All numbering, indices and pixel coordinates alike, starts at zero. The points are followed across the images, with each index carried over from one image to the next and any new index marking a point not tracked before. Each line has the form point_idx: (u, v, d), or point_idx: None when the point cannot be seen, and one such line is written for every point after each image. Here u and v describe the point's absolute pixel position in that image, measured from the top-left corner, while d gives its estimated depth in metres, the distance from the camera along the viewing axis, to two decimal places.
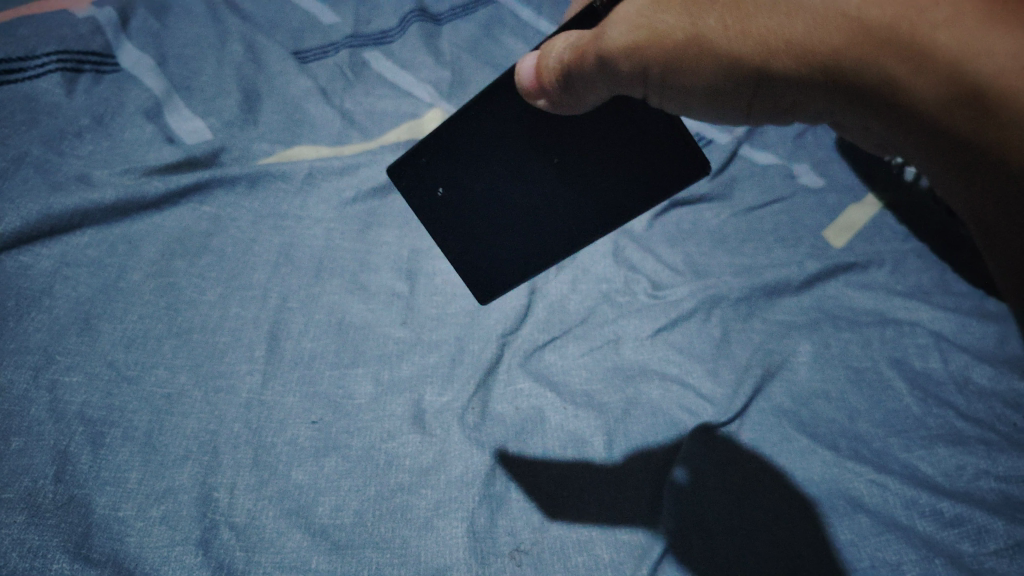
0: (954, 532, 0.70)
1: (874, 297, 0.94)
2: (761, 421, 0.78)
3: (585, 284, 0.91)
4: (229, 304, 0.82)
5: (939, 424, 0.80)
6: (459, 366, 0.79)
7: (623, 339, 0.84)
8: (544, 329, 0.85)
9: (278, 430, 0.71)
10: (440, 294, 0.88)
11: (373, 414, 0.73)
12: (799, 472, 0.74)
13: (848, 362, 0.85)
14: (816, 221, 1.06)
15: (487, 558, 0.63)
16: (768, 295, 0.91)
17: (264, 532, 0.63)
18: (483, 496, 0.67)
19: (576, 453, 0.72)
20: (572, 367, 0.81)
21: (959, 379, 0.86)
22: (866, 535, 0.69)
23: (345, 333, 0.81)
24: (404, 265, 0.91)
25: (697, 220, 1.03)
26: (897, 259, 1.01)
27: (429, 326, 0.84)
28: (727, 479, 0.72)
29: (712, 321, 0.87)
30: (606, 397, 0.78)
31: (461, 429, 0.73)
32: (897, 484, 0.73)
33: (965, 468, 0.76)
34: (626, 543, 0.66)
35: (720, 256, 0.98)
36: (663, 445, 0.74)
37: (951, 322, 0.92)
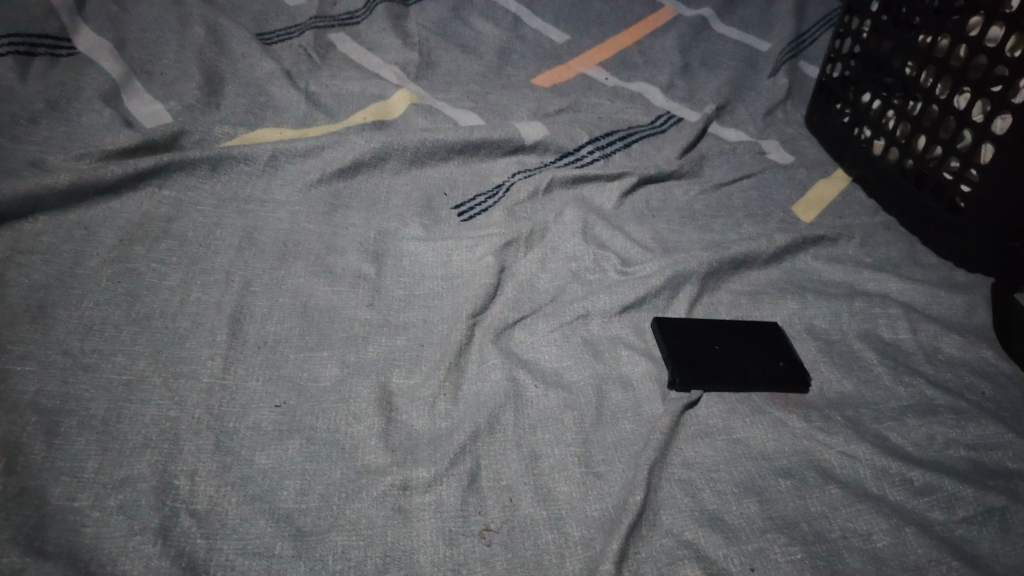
0: (926, 501, 0.70)
1: (845, 271, 0.95)
2: (738, 330, 0.84)
3: (555, 264, 0.90)
4: (191, 290, 0.80)
5: (910, 395, 0.80)
6: (427, 348, 0.77)
7: (592, 315, 0.84)
8: (514, 308, 0.83)
9: (241, 414, 0.69)
10: (408, 275, 0.85)
11: (339, 395, 0.72)
12: (756, 372, 0.79)
13: (816, 336, 0.87)
14: (785, 196, 1.08)
15: (456, 539, 0.62)
16: (736, 268, 0.92)
17: (226, 518, 0.61)
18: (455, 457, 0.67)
19: (550, 433, 0.71)
20: (542, 344, 0.80)
21: (929, 350, 0.86)
22: (838, 506, 0.69)
23: (309, 316, 0.79)
24: (371, 247, 0.88)
25: (666, 197, 1.04)
26: (867, 233, 1.03)
27: (397, 308, 0.81)
28: (701, 366, 0.79)
29: (682, 296, 0.88)
30: (574, 375, 0.77)
31: (428, 414, 0.71)
32: (869, 453, 0.73)
33: (935, 438, 0.76)
34: (596, 520, 0.65)
35: (690, 233, 0.99)
36: (634, 427, 0.73)
37: (921, 293, 0.92)
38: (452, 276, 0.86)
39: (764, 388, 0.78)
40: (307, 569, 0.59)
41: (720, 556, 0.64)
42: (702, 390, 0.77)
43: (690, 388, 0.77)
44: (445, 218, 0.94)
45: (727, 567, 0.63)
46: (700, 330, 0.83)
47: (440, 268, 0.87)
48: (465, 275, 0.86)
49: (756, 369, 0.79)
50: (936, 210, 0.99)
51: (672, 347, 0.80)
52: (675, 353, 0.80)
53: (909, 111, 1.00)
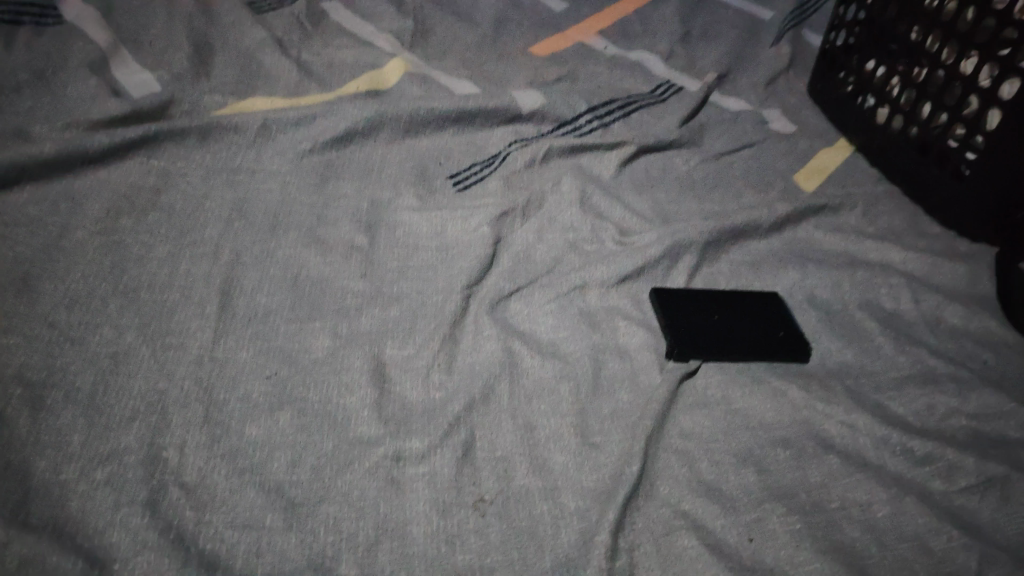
0: (926, 470, 0.69)
1: (847, 240, 0.93)
2: (736, 300, 0.83)
3: (551, 234, 0.88)
4: (180, 261, 0.78)
5: (911, 364, 0.79)
6: (421, 319, 0.76)
7: (589, 285, 0.82)
8: (510, 279, 0.82)
9: (231, 386, 0.68)
10: (401, 246, 0.84)
11: (331, 366, 0.70)
12: (753, 342, 0.78)
13: (817, 306, 0.85)
14: (787, 165, 1.06)
15: (450, 510, 0.61)
16: (736, 238, 0.91)
17: (215, 490, 0.61)
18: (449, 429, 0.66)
19: (545, 404, 0.70)
20: (538, 315, 0.79)
21: (931, 320, 0.85)
22: (837, 476, 0.68)
23: (301, 287, 0.78)
24: (363, 217, 0.86)
25: (666, 166, 1.02)
26: (869, 201, 1.01)
27: (390, 279, 0.80)
28: (700, 333, 0.78)
29: (680, 266, 0.86)
30: (571, 346, 0.76)
31: (421, 386, 0.70)
32: (869, 421, 0.72)
33: (936, 407, 0.75)
34: (591, 491, 0.64)
35: (689, 202, 0.97)
36: (630, 398, 0.72)
37: (923, 262, 0.91)
38: (447, 247, 0.84)
39: (763, 356, 0.77)
40: (298, 541, 0.58)
41: (717, 527, 0.63)
42: (702, 360, 0.76)
43: (688, 357, 0.76)
44: (440, 188, 0.93)
45: (725, 538, 0.63)
46: (698, 300, 0.82)
47: (434, 239, 0.85)
48: (460, 245, 0.84)
49: (756, 337, 0.79)
50: (939, 179, 0.97)
51: (671, 317, 0.79)
52: (674, 323, 0.78)
53: (914, 78, 0.98)
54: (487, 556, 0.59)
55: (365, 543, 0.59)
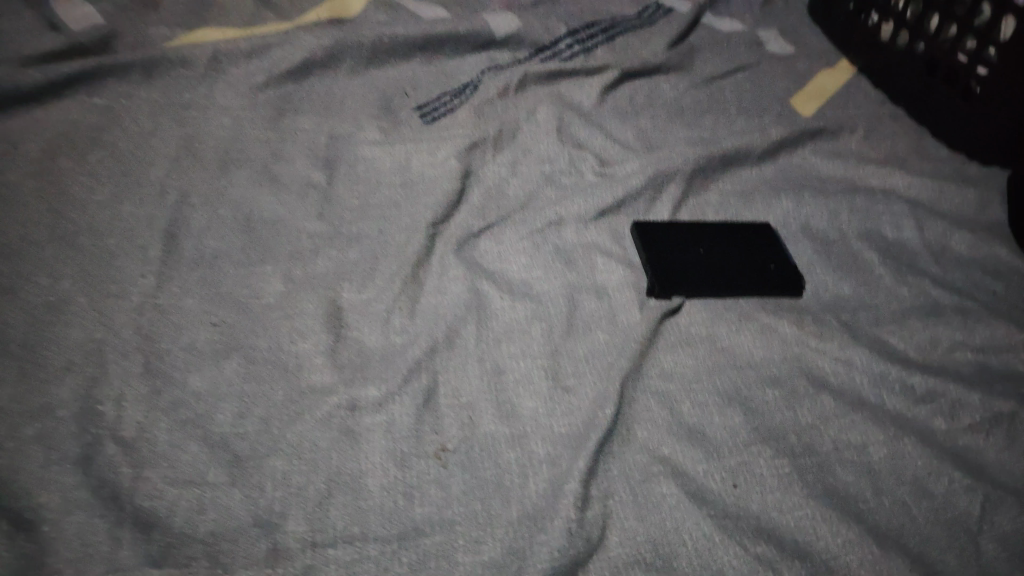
0: (929, 409, 0.64)
1: (845, 165, 0.86)
2: (722, 231, 0.76)
3: (526, 166, 0.82)
4: (123, 204, 0.73)
5: (914, 295, 0.74)
6: (382, 260, 0.70)
7: (565, 220, 0.77)
8: (479, 215, 0.75)
9: (173, 335, 0.63)
10: (363, 182, 0.77)
11: (283, 312, 0.65)
12: (738, 276, 0.72)
13: (813, 236, 0.79)
14: (783, 88, 0.98)
15: (409, 460, 0.56)
16: (727, 165, 0.84)
17: (155, 445, 0.56)
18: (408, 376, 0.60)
19: (514, 348, 0.64)
20: (510, 253, 0.72)
21: (936, 249, 0.80)
22: (830, 417, 0.63)
23: (253, 229, 0.72)
24: (322, 153, 0.80)
25: (653, 92, 0.95)
26: (872, 124, 0.94)
27: (349, 218, 0.74)
28: (683, 268, 0.72)
29: (665, 197, 0.80)
30: (545, 286, 0.70)
31: (381, 330, 0.64)
32: (865, 357, 0.67)
33: (940, 341, 0.70)
34: (563, 437, 0.59)
35: (677, 129, 0.90)
36: (607, 338, 0.67)
37: (930, 188, 0.85)
38: (412, 181, 0.78)
39: (752, 290, 0.71)
40: (243, 497, 0.54)
41: (698, 473, 0.58)
42: (684, 296, 0.71)
43: (672, 295, 0.71)
44: (405, 121, 0.86)
45: (706, 484, 0.58)
46: (679, 233, 0.76)
47: (398, 174, 0.78)
48: (426, 180, 0.78)
49: (745, 271, 0.73)
50: (947, 98, 0.91)
51: (651, 252, 0.73)
52: (654, 259, 0.73)
53: None
54: (447, 509, 0.54)
55: (316, 498, 0.54)
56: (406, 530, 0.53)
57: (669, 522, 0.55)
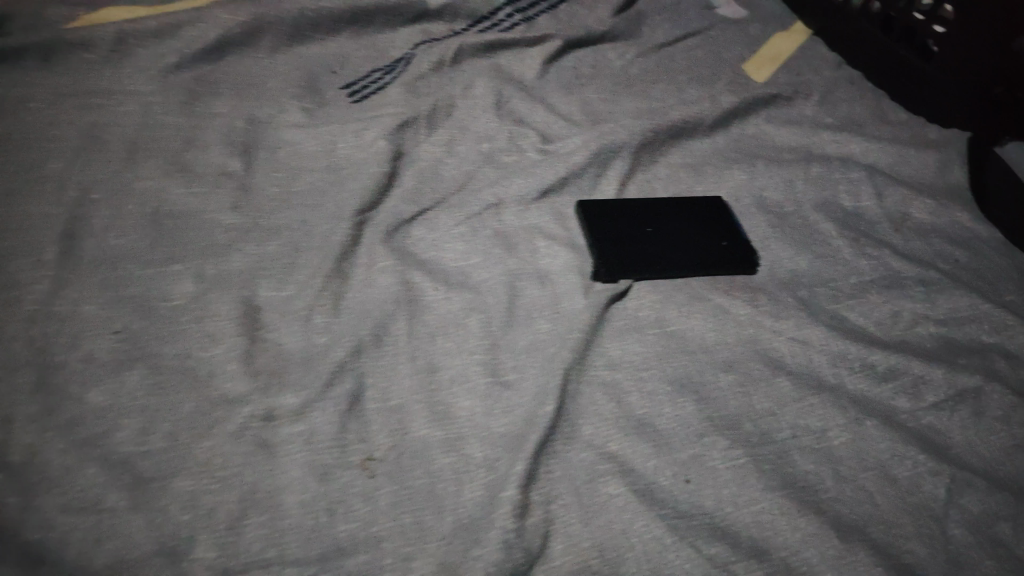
0: (889, 388, 0.60)
1: (802, 132, 0.83)
2: (671, 209, 0.72)
3: (463, 145, 0.76)
4: (17, 199, 0.65)
5: (873, 268, 0.70)
6: (304, 253, 0.64)
7: (505, 203, 0.71)
8: (412, 200, 0.70)
9: (71, 345, 0.56)
10: (284, 169, 0.71)
11: (193, 315, 0.59)
12: (688, 256, 0.68)
13: (768, 209, 0.75)
14: (735, 54, 0.94)
15: (331, 472, 0.51)
16: (676, 137, 0.80)
17: (48, 470, 0.49)
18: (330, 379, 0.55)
19: (450, 343, 0.59)
20: (445, 240, 0.67)
21: (895, 217, 0.76)
22: (787, 402, 0.59)
23: (162, 224, 0.66)
24: (239, 138, 0.74)
25: (599, 61, 0.90)
26: (827, 88, 0.90)
27: (268, 208, 0.68)
28: (630, 249, 0.68)
29: (611, 173, 0.75)
30: (483, 274, 0.65)
31: (302, 330, 0.58)
32: (823, 335, 0.63)
33: (901, 315, 0.66)
34: (502, 438, 0.54)
35: (625, 100, 0.85)
36: (551, 326, 0.62)
37: (888, 153, 0.82)
38: (338, 166, 0.72)
39: (703, 269, 0.67)
40: (146, 524, 0.48)
41: (648, 469, 0.54)
42: (632, 279, 0.66)
43: (619, 278, 0.66)
44: (332, 100, 0.80)
45: (657, 480, 0.54)
46: (627, 212, 0.71)
47: (323, 158, 0.72)
48: (353, 164, 0.72)
49: (696, 249, 0.69)
50: (905, 59, 0.88)
51: (597, 233, 0.69)
52: (600, 241, 0.68)
53: None
54: (374, 525, 0.49)
55: (227, 520, 0.49)
56: (328, 550, 0.48)
57: (617, 525, 0.51)
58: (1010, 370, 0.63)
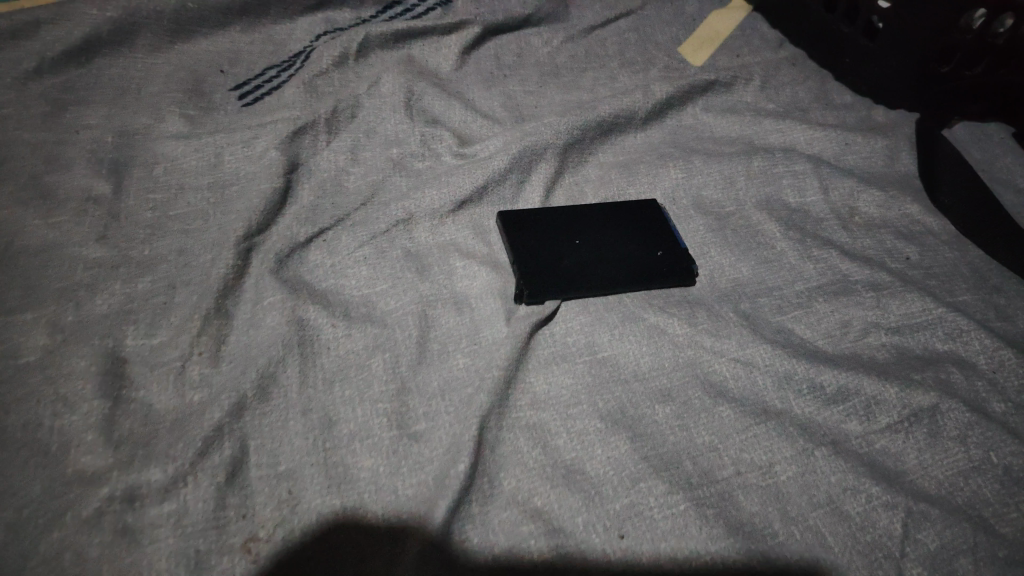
0: (839, 410, 0.55)
1: (741, 122, 0.77)
2: (604, 217, 0.65)
3: (370, 151, 0.68)
4: None
5: (821, 272, 0.65)
6: (181, 290, 0.56)
7: (415, 218, 0.63)
8: (309, 219, 0.62)
9: None
10: (161, 189, 0.62)
11: (44, 373, 0.50)
12: (623, 270, 0.61)
13: (706, 210, 0.69)
14: (671, 36, 0.87)
15: (205, 560, 0.43)
16: (606, 132, 0.73)
17: None
18: (204, 446, 0.48)
19: (349, 390, 0.52)
20: (347, 265, 0.59)
21: (843, 212, 0.71)
22: (729, 433, 0.53)
23: (12, 261, 0.56)
24: (109, 155, 0.64)
25: (523, 49, 0.82)
26: (768, 71, 0.84)
27: (141, 238, 0.59)
28: (558, 264, 0.60)
29: (536, 177, 0.68)
30: (390, 302, 0.57)
31: (174, 387, 0.50)
32: (767, 355, 0.57)
33: (852, 324, 0.61)
34: (408, 503, 0.47)
35: (551, 92, 0.78)
36: (466, 362, 0.54)
37: (833, 141, 0.77)
38: (224, 183, 0.63)
39: (638, 282, 0.61)
40: None
41: (576, 526, 0.48)
42: (560, 299, 0.59)
43: (544, 299, 0.58)
44: (220, 104, 0.71)
45: (588, 539, 0.47)
46: (555, 222, 0.64)
47: (207, 175, 0.64)
48: (241, 180, 0.63)
49: (629, 260, 0.62)
50: (850, 35, 0.81)
51: (521, 248, 0.61)
52: (524, 256, 0.60)
53: None
54: None
55: None
56: None
57: None
58: (968, 383, 0.57)
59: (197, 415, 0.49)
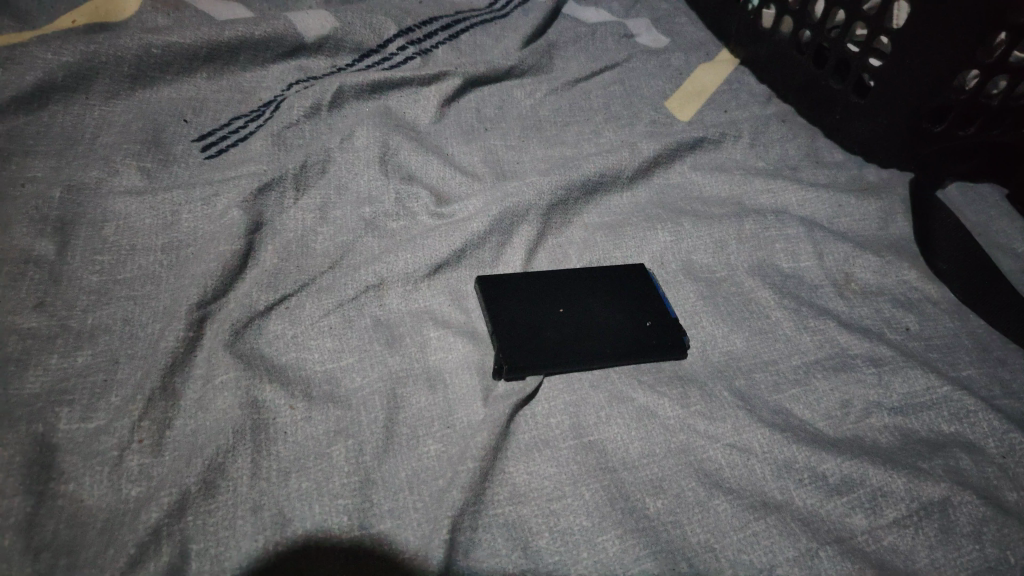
0: (843, 502, 0.51)
1: (731, 180, 0.74)
2: (589, 283, 0.61)
3: (340, 209, 0.64)
4: None
5: (817, 345, 0.61)
6: (124, 365, 0.51)
7: (387, 283, 0.59)
8: (271, 285, 0.57)
9: None
10: (108, 251, 0.58)
11: None
12: (609, 344, 0.57)
13: (696, 276, 0.66)
14: (657, 89, 0.84)
15: None
16: (591, 191, 0.70)
17: None
18: (139, 553, 0.42)
19: (309, 485, 0.46)
20: (310, 337, 0.55)
21: (838, 278, 0.68)
22: (726, 532, 0.48)
23: None
24: (54, 209, 0.59)
25: (504, 101, 0.79)
26: (758, 127, 0.81)
27: (83, 305, 0.54)
28: (539, 338, 0.56)
29: (518, 240, 0.64)
30: (357, 379, 0.53)
31: (109, 481, 0.45)
32: (764, 440, 0.53)
33: (852, 403, 0.57)
34: None
35: (534, 148, 0.75)
36: (440, 451, 0.50)
37: (826, 203, 0.74)
38: (180, 245, 0.59)
39: (622, 357, 0.56)
40: None
41: None
42: (541, 376, 0.55)
43: (525, 374, 0.54)
44: (181, 157, 0.66)
45: None
46: (536, 289, 0.59)
47: (161, 235, 0.59)
48: (198, 241, 0.59)
49: (614, 331, 0.58)
50: (839, 92, 0.78)
51: (499, 318, 0.56)
52: (503, 328, 0.56)
53: None
54: None
55: None
56: None
57: None
58: (977, 469, 0.53)
59: (131, 514, 0.44)
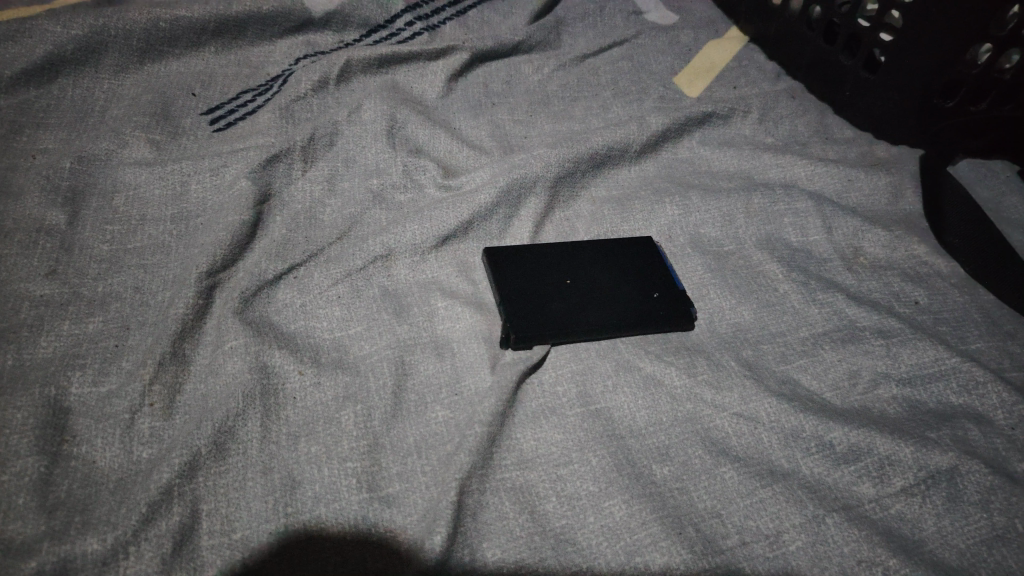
0: (851, 470, 0.51)
1: (740, 155, 0.74)
2: (596, 254, 0.61)
3: (348, 181, 0.64)
4: None
5: (826, 318, 0.61)
6: (136, 331, 0.51)
7: (395, 254, 0.59)
8: (280, 254, 0.57)
9: None
10: (119, 221, 0.58)
11: None
12: (617, 313, 0.57)
13: (704, 249, 0.66)
14: (665, 66, 0.84)
15: None
16: (599, 165, 0.70)
17: None
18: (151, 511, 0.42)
19: (318, 449, 0.47)
20: (319, 306, 0.55)
21: (847, 252, 0.68)
22: (732, 498, 0.49)
23: None
24: (64, 180, 0.59)
25: (512, 76, 0.79)
26: (767, 103, 0.81)
27: (94, 273, 0.54)
28: (547, 308, 0.56)
29: (526, 213, 0.64)
30: (366, 346, 0.53)
31: (122, 443, 0.45)
32: (772, 410, 0.53)
33: (860, 374, 0.57)
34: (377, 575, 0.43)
35: (542, 122, 0.75)
36: (448, 417, 0.50)
37: (835, 177, 0.74)
38: (191, 216, 0.59)
39: (630, 328, 0.56)
40: None
41: None
42: (548, 345, 0.55)
43: (532, 343, 0.54)
44: (190, 130, 0.67)
45: None
46: (544, 260, 0.59)
47: (170, 206, 0.60)
48: (207, 212, 0.60)
49: (621, 302, 0.58)
50: (849, 68, 0.77)
51: (507, 288, 0.56)
52: (511, 298, 0.56)
53: None
54: None
55: None
56: None
57: None
58: (986, 440, 0.53)
59: (143, 474, 0.44)
